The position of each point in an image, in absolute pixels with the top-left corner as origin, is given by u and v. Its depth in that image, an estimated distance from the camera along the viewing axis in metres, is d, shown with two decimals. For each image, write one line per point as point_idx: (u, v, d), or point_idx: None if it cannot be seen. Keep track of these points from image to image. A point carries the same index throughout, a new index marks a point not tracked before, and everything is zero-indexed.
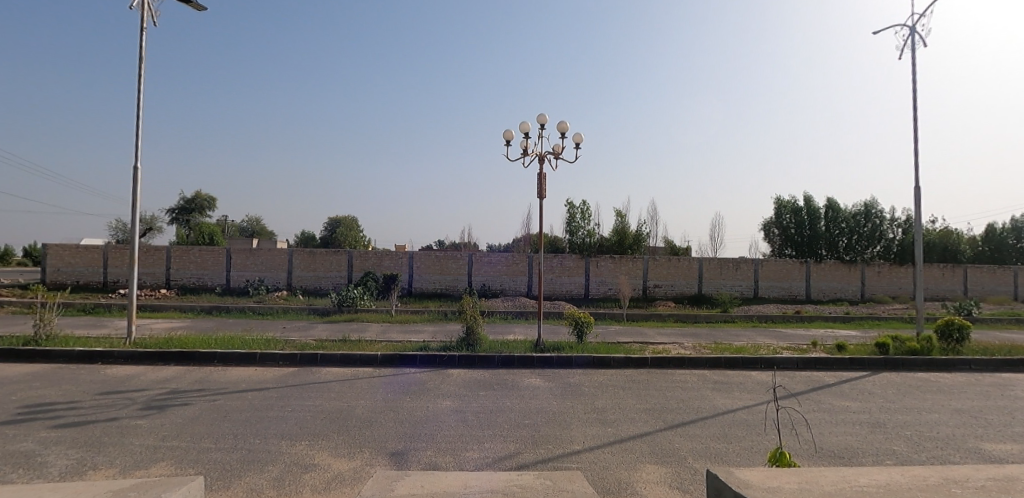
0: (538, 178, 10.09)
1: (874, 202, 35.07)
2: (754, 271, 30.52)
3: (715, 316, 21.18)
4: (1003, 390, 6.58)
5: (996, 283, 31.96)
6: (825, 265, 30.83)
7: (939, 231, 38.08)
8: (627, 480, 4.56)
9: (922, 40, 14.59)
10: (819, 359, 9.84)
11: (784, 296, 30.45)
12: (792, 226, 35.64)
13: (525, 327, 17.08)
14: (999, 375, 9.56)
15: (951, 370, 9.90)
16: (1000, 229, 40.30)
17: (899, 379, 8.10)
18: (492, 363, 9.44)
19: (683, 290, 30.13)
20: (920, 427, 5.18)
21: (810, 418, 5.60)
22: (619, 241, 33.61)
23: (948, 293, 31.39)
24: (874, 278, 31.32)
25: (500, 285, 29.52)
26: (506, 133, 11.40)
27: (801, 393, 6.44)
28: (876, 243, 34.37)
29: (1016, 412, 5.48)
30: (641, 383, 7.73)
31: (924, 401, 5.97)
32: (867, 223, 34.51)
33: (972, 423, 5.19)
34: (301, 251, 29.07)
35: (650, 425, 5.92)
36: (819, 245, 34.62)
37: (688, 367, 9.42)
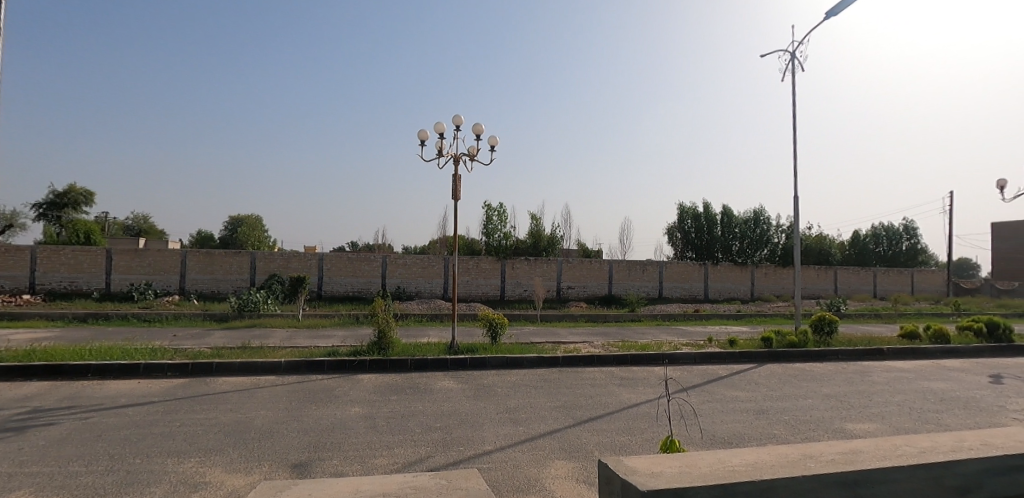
0: (454, 178, 9.90)
1: (762, 210, 38.62)
2: (659, 273, 32.40)
3: (622, 315, 22.20)
4: (864, 376, 7.43)
5: (860, 282, 36.28)
6: (721, 268, 33.52)
7: (815, 236, 42.90)
8: (536, 477, 4.69)
9: (801, 65, 16.32)
10: (713, 354, 10.60)
11: (685, 297, 32.72)
12: (693, 231, 38.37)
13: (439, 330, 16.95)
14: (860, 363, 10.85)
15: (822, 360, 11.09)
16: (864, 235, 46.07)
17: (781, 369, 8.89)
18: (404, 367, 9.22)
19: (594, 291, 31.31)
20: (796, 412, 5.73)
21: (703, 408, 6.01)
22: (534, 243, 35.04)
23: (821, 291, 35.26)
24: (762, 279, 34.55)
25: (416, 288, 29.09)
26: (420, 133, 11.20)
27: (698, 386, 6.88)
28: (764, 247, 37.74)
29: (873, 395, 6.21)
30: (553, 382, 7.87)
31: (800, 388, 6.60)
32: (757, 229, 37.78)
33: (839, 406, 5.81)
34: (196, 252, 26.88)
35: (561, 422, 6.05)
36: (716, 249, 37.69)
37: (597, 365, 9.73)
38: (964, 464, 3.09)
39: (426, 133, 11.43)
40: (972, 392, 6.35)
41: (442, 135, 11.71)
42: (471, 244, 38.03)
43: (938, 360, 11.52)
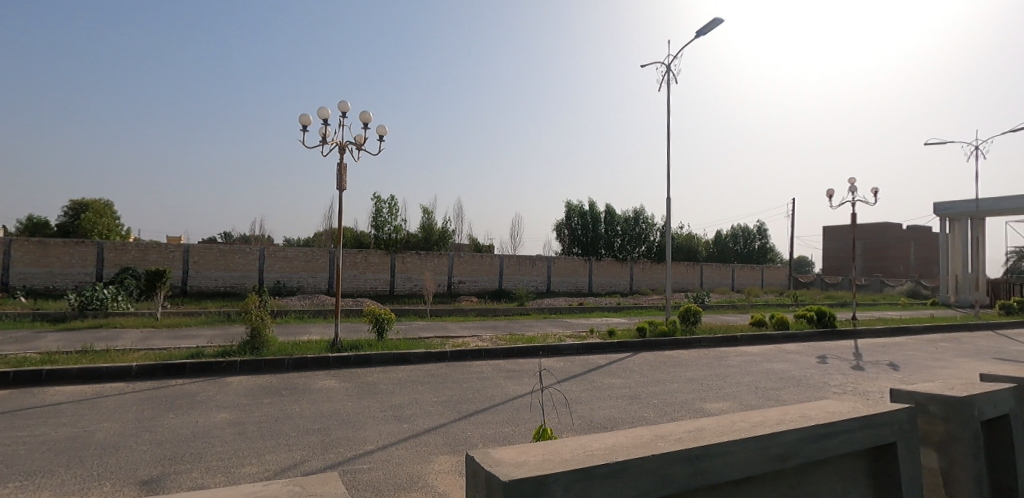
0: (338, 168, 9.47)
1: (641, 210, 42.10)
2: (547, 268, 33.86)
3: (512, 309, 22.84)
4: (721, 360, 8.29)
5: (720, 277, 41.02)
6: (604, 263, 36.02)
7: (685, 235, 47.90)
8: (418, 474, 4.64)
9: (673, 78, 18.48)
10: (594, 344, 11.24)
11: (571, 290, 34.67)
12: (579, 228, 40.67)
13: (322, 327, 16.14)
14: (719, 348, 12.16)
15: (688, 347, 12.27)
16: (726, 235, 52.12)
17: (652, 357, 9.65)
18: (281, 367, 8.70)
19: (485, 285, 31.90)
20: (663, 396, 6.23)
21: (582, 396, 6.32)
22: (426, 238, 35.14)
23: (689, 285, 39.28)
24: (640, 274, 37.57)
25: (298, 283, 27.71)
26: (302, 118, 10.58)
27: (580, 375, 7.24)
28: (642, 245, 41.63)
29: (727, 377, 6.93)
30: (440, 377, 7.85)
31: (668, 374, 7.19)
32: (636, 228, 41.30)
33: (699, 389, 6.41)
34: (24, 241, 23.10)
35: (446, 417, 6.03)
36: (600, 245, 40.41)
37: (484, 359, 9.89)
38: (787, 433, 3.43)
39: (307, 118, 10.83)
40: (804, 371, 7.33)
41: (326, 122, 11.18)
42: (358, 236, 36.67)
43: (779, 345, 13.26)
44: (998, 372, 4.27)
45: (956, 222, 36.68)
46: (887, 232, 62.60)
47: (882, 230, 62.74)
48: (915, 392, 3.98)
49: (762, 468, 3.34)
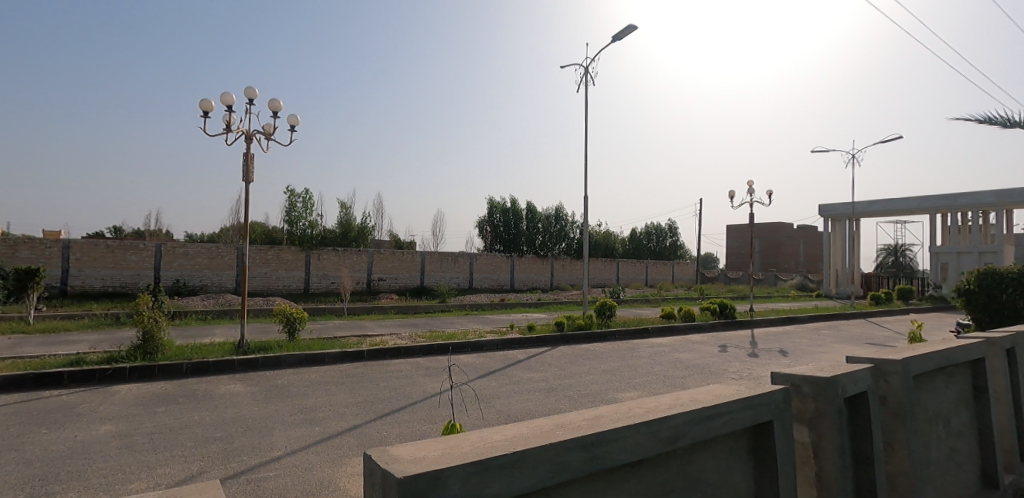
0: (244, 158, 8.97)
1: (561, 208, 44.22)
2: (469, 264, 34.65)
3: (433, 306, 22.84)
4: (632, 351, 8.75)
5: (634, 272, 43.72)
6: (525, 260, 37.59)
7: (603, 233, 51.20)
8: (330, 477, 4.51)
9: (590, 80, 19.59)
10: (514, 339, 11.48)
11: (493, 286, 35.78)
12: (501, 224, 42.23)
13: (229, 329, 15.21)
14: (631, 340, 12.87)
15: (603, 339, 12.87)
16: (641, 233, 54.98)
17: (569, 350, 10.00)
18: (179, 373, 8.13)
19: (405, 282, 31.85)
20: (577, 386, 6.48)
21: (500, 391, 6.42)
22: (344, 234, 34.85)
23: (605, 280, 41.52)
24: (560, 270, 39.56)
25: (200, 281, 26.11)
26: (203, 103, 9.89)
27: (499, 369, 7.34)
28: (562, 242, 43.89)
29: (636, 367, 7.32)
30: (356, 377, 7.66)
31: (583, 366, 7.47)
32: (556, 225, 43.44)
33: (610, 379, 6.72)
34: None
35: (360, 417, 5.90)
36: (521, 242, 41.98)
37: (402, 357, 9.80)
38: (676, 416, 3.65)
39: (208, 104, 10.14)
40: (705, 359, 7.90)
41: (230, 108, 10.53)
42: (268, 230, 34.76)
43: (686, 335, 14.25)
44: (860, 354, 4.80)
45: (835, 222, 41.34)
46: (780, 231, 69.47)
47: (775, 230, 69.41)
48: (790, 375, 4.38)
49: (655, 451, 3.52)
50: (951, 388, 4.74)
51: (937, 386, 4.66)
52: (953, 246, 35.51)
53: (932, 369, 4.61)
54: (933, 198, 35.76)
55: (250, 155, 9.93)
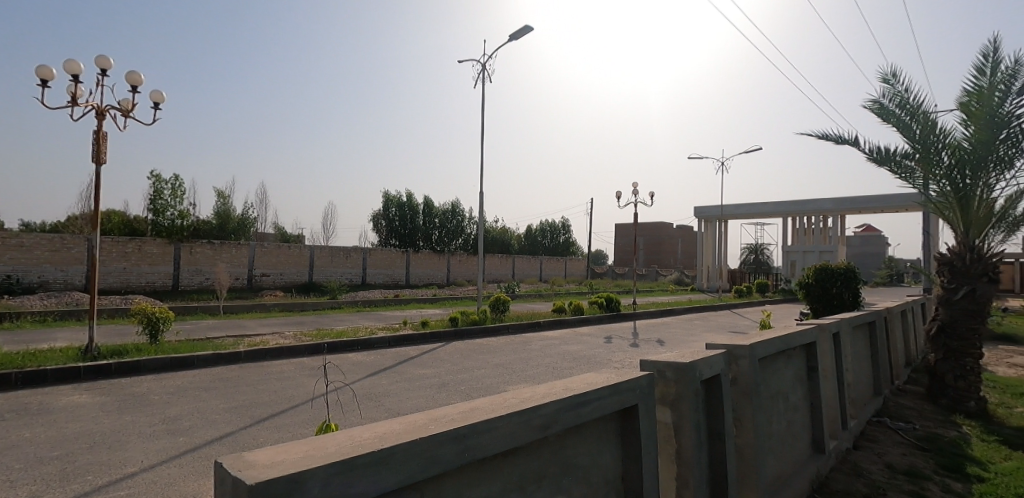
0: (95, 136, 7.94)
1: (458, 204, 47.80)
2: (362, 259, 34.59)
3: (322, 304, 21.94)
4: (523, 344, 9.06)
5: (529, 268, 46.05)
6: (421, 256, 38.43)
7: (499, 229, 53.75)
8: (194, 491, 4.15)
9: (488, 76, 20.31)
10: (406, 336, 11.42)
11: (387, 282, 36.09)
12: (396, 219, 44.64)
13: (73, 333, 13.27)
14: (523, 333, 13.41)
15: (498, 333, 13.27)
16: (536, 231, 60.06)
17: (462, 345, 10.15)
18: (7, 385, 7.04)
19: (292, 278, 30.81)
20: (467, 380, 6.59)
21: (391, 389, 6.34)
22: (222, 225, 32.50)
23: (501, 276, 43.28)
24: (456, 266, 41.34)
25: (39, 278, 22.87)
26: (40, 70, 8.56)
27: (390, 367, 7.25)
28: (459, 238, 47.65)
29: (525, 360, 7.61)
30: (231, 381, 7.14)
31: (476, 360, 7.61)
32: (453, 220, 46.87)
33: (501, 373, 6.91)
34: None
35: (235, 424, 5.50)
36: (417, 238, 45.11)
37: (285, 358, 9.35)
38: (547, 404, 3.73)
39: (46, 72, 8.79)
40: (590, 350, 8.41)
41: (77, 78, 9.24)
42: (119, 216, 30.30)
43: (575, 328, 15.12)
44: (717, 341, 5.31)
45: (708, 223, 45.89)
46: (661, 231, 76.76)
47: (658, 229, 75.86)
48: (655, 361, 4.73)
49: (528, 440, 3.55)
50: (790, 368, 5.40)
51: (778, 367, 5.30)
52: (801, 246, 40.76)
53: (774, 352, 5.23)
54: (785, 204, 41.00)
55: (101, 133, 8.80)
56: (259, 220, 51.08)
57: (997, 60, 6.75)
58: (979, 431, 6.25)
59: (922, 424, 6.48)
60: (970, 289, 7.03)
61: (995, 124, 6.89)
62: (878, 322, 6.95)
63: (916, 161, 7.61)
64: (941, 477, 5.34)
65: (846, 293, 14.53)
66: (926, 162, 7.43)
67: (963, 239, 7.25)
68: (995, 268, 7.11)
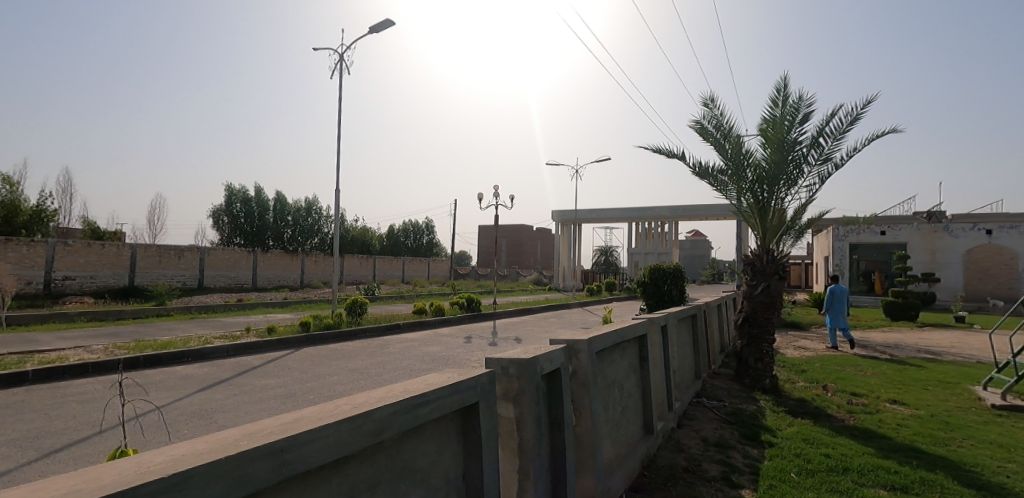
0: None
1: (314, 202, 47.99)
2: (198, 260, 31.73)
3: (144, 311, 19.34)
4: (378, 348, 9.02)
5: (391, 269, 46.14)
6: (269, 257, 36.44)
7: (359, 230, 53.40)
8: None
9: (346, 68, 19.76)
10: (249, 344, 10.69)
11: (230, 285, 33.55)
12: (242, 215, 42.41)
13: None
14: (380, 336, 13.37)
15: (353, 337, 13.05)
16: (398, 233, 62.28)
17: (311, 351, 9.80)
18: None
19: (105, 282, 26.72)
20: (316, 388, 6.41)
21: (230, 402, 5.93)
22: (7, 218, 26.89)
23: (362, 277, 42.73)
24: (310, 267, 39.96)
25: None
26: None
27: (227, 380, 6.73)
28: (315, 237, 47.51)
29: (378, 365, 7.62)
30: (16, 406, 5.99)
31: (326, 367, 7.41)
32: (310, 217, 46.95)
33: (353, 377, 6.85)
34: None
35: (20, 457, 4.63)
36: (267, 236, 43.77)
37: (92, 376, 8.16)
38: (392, 404, 3.62)
39: None
40: (446, 351, 8.64)
41: None
42: None
43: (434, 328, 15.36)
44: (560, 336, 5.61)
45: (564, 226, 49.48)
46: (522, 233, 81.58)
47: (518, 231, 80.59)
48: (499, 359, 4.81)
49: (367, 445, 3.30)
50: (624, 359, 5.95)
51: (614, 358, 5.78)
52: (643, 248, 45.74)
53: (610, 345, 5.70)
54: (630, 211, 45.11)
55: None
56: (62, 213, 43.23)
57: (786, 94, 8.10)
58: (771, 403, 7.48)
59: (730, 401, 7.58)
60: (766, 285, 8.34)
61: (784, 147, 8.29)
62: (698, 315, 7.98)
63: (728, 176, 8.92)
64: (742, 445, 6.27)
65: (675, 289, 16.62)
66: (735, 177, 8.73)
67: (762, 243, 8.57)
68: (783, 267, 8.54)
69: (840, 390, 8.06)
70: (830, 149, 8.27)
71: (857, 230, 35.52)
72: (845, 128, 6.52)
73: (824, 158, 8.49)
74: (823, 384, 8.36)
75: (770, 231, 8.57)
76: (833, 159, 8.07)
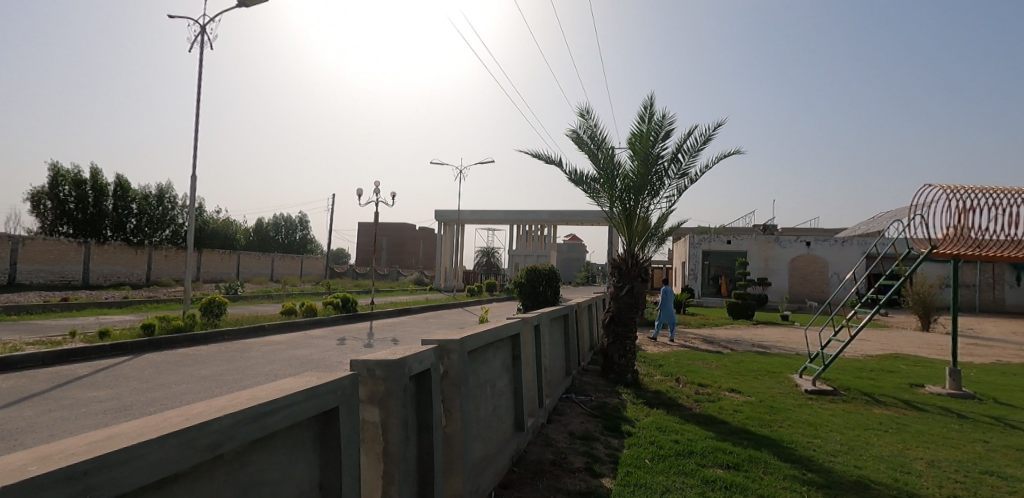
0: None
1: (167, 188, 43.80)
2: (11, 252, 26.98)
3: None
4: (236, 353, 8.35)
5: (259, 266, 43.29)
6: (108, 249, 32.11)
7: (221, 222, 49.31)
8: None
9: (208, 42, 18.04)
10: (75, 352, 9.31)
11: (53, 282, 28.96)
12: (71, 200, 36.65)
13: None
14: (241, 339, 12.44)
15: (208, 341, 12.00)
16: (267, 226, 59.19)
17: (154, 357, 8.78)
18: None
19: None
20: (159, 399, 5.78)
21: (46, 418, 5.12)
22: None
23: (224, 274, 39.47)
24: (159, 263, 36.05)
25: None
26: None
27: (42, 393, 5.78)
28: (166, 228, 43.44)
29: (236, 372, 7.08)
30: None
31: (173, 376, 6.70)
32: (159, 207, 42.82)
33: (205, 386, 6.29)
34: None
35: None
36: (105, 226, 38.52)
37: None
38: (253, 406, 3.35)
39: None
40: (315, 355, 8.27)
41: None
42: None
43: (305, 330, 14.63)
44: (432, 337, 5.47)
45: (446, 226, 49.84)
46: (404, 232, 80.84)
47: (399, 231, 79.96)
48: (365, 360, 4.37)
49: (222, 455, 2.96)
50: (497, 358, 6.10)
51: (486, 357, 5.88)
52: (522, 250, 47.92)
53: (483, 345, 5.78)
54: (513, 214, 46.65)
55: None
56: None
57: (651, 112, 8.84)
58: (631, 395, 8.16)
59: (596, 395, 8.13)
60: (630, 287, 9.06)
61: (649, 161, 9.08)
62: (569, 315, 8.45)
63: (600, 184, 9.55)
64: (604, 436, 6.75)
65: (549, 290, 17.50)
66: (607, 185, 9.38)
67: (628, 248, 9.31)
68: (645, 271, 9.36)
69: (689, 381, 9.03)
70: (686, 165, 9.22)
71: (708, 239, 39.87)
72: (699, 148, 7.28)
73: (682, 173, 9.43)
74: (676, 377, 9.30)
75: (634, 237, 9.36)
76: (688, 175, 9.01)
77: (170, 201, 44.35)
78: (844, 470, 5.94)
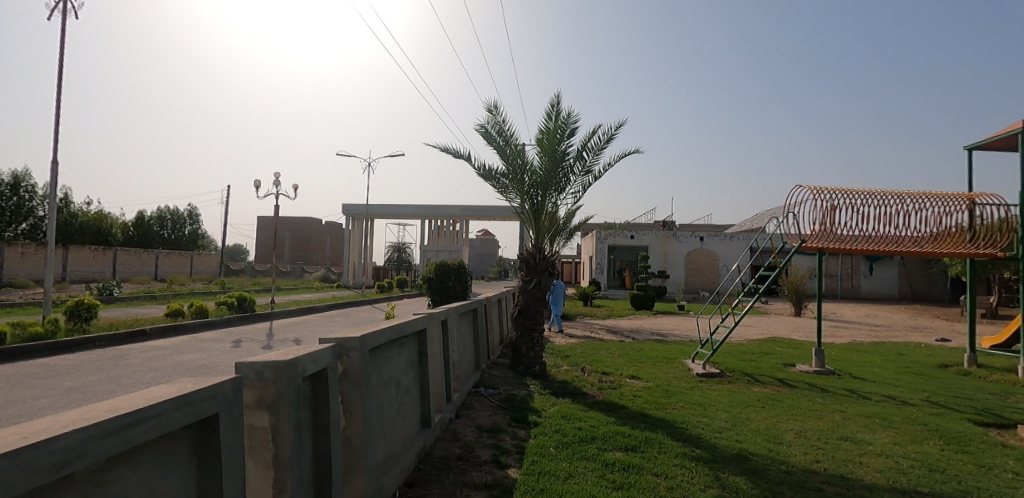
0: None
1: (24, 176, 38.49)
2: None
3: None
4: (110, 361, 7.61)
5: (140, 264, 39.41)
6: None
7: (93, 215, 44.15)
8: None
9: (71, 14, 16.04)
10: None
11: None
12: None
13: None
14: (116, 346, 11.34)
15: (74, 349, 10.82)
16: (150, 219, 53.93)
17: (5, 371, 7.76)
18: None
19: None
20: (12, 416, 5.16)
21: None
22: None
23: (96, 274, 35.43)
24: (13, 262, 31.63)
25: None
26: None
27: None
28: (23, 221, 38.21)
29: (110, 383, 6.46)
30: None
31: (30, 390, 6.00)
32: (12, 197, 37.49)
33: (70, 399, 5.70)
34: None
35: None
36: None
37: None
38: None
39: None
40: (204, 360, 7.75)
41: None
42: None
43: (194, 333, 13.62)
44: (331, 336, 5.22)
45: (356, 221, 48.28)
46: (308, 226, 77.23)
47: (304, 226, 76.40)
48: (252, 362, 3.97)
49: None
50: (402, 356, 6.05)
51: (391, 355, 5.81)
52: (435, 245, 47.68)
53: (386, 343, 5.70)
54: (425, 208, 46.09)
55: None
56: None
57: (557, 110, 9.10)
58: (539, 387, 8.46)
59: (505, 388, 8.33)
60: (537, 281, 9.32)
61: (555, 157, 9.37)
62: (478, 310, 8.57)
63: (509, 180, 9.70)
64: (511, 428, 6.94)
65: (458, 285, 17.63)
66: (515, 181, 9.56)
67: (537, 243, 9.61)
68: (552, 265, 9.71)
69: (594, 370, 9.52)
70: (590, 162, 9.61)
71: (613, 234, 42.04)
72: (602, 146, 7.62)
73: (586, 171, 9.83)
74: (581, 366, 9.76)
75: (542, 232, 9.66)
76: (592, 172, 9.41)
77: (27, 190, 38.74)
78: (727, 445, 6.59)
